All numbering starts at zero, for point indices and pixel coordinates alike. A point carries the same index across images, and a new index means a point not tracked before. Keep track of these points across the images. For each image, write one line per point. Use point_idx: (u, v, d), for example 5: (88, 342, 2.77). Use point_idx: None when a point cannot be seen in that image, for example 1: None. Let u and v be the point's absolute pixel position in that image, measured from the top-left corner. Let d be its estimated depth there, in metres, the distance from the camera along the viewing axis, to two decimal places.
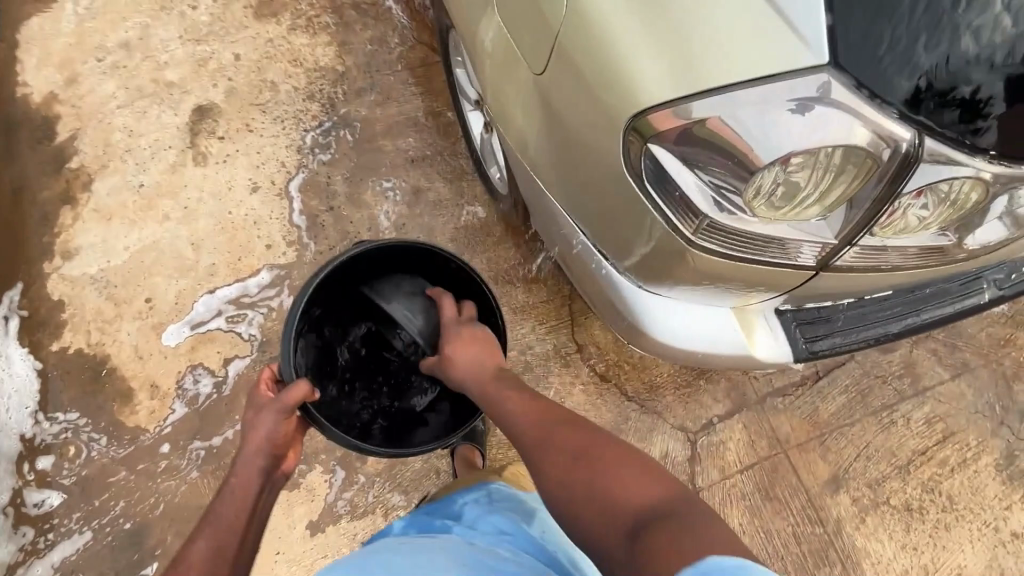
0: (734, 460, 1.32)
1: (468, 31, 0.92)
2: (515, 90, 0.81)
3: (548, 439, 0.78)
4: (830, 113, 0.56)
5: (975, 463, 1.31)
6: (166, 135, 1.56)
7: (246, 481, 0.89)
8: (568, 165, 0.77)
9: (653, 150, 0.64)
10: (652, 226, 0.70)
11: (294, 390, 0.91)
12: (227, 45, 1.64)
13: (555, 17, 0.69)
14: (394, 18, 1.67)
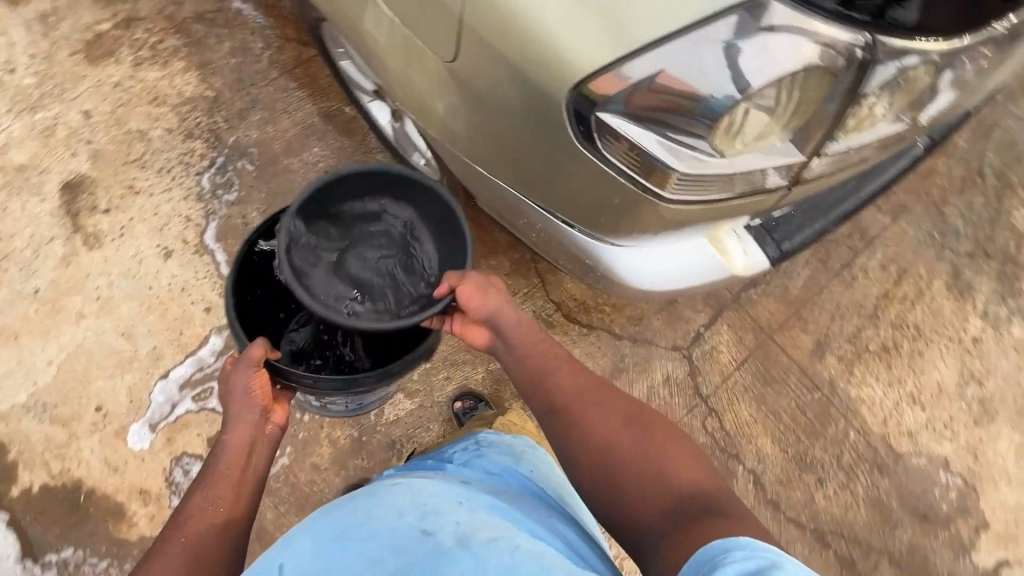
0: (729, 359, 1.38)
1: (353, 24, 0.81)
2: (427, 83, 0.74)
3: (600, 399, 0.79)
4: (777, 37, 0.55)
5: (930, 290, 1.43)
6: (42, 226, 1.37)
7: (239, 440, 0.81)
8: (507, 148, 0.72)
9: (604, 117, 0.60)
10: (620, 192, 0.67)
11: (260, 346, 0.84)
12: (70, 104, 1.43)
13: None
14: (249, 21, 1.50)
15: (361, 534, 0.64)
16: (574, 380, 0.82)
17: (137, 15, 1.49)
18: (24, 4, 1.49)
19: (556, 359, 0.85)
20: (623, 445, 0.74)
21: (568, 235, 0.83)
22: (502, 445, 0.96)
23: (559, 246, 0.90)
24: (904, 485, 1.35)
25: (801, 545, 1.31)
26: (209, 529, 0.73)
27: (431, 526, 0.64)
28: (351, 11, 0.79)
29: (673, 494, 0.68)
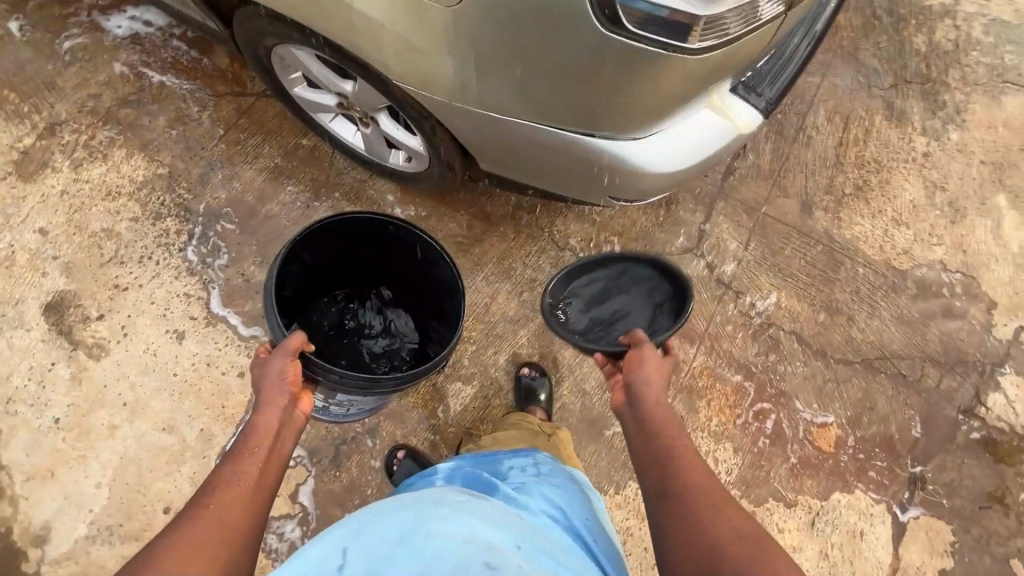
0: (735, 243, 1.47)
1: (333, 16, 0.81)
2: (429, 41, 0.76)
3: (716, 501, 0.71)
4: None
5: (874, 126, 1.59)
6: (37, 354, 1.30)
7: (269, 421, 0.80)
8: (527, 69, 0.75)
9: None
10: (647, 64, 0.70)
11: (296, 335, 0.88)
12: (21, 227, 1.37)
13: None
14: (176, 90, 1.48)
15: (424, 534, 0.67)
16: (695, 476, 0.75)
17: (59, 119, 1.44)
18: None
19: (681, 446, 0.79)
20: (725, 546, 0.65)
21: (583, 155, 0.87)
22: (555, 473, 1.01)
23: (578, 172, 0.92)
24: (918, 296, 1.49)
25: (856, 379, 1.42)
26: (228, 515, 0.67)
27: (494, 561, 0.65)
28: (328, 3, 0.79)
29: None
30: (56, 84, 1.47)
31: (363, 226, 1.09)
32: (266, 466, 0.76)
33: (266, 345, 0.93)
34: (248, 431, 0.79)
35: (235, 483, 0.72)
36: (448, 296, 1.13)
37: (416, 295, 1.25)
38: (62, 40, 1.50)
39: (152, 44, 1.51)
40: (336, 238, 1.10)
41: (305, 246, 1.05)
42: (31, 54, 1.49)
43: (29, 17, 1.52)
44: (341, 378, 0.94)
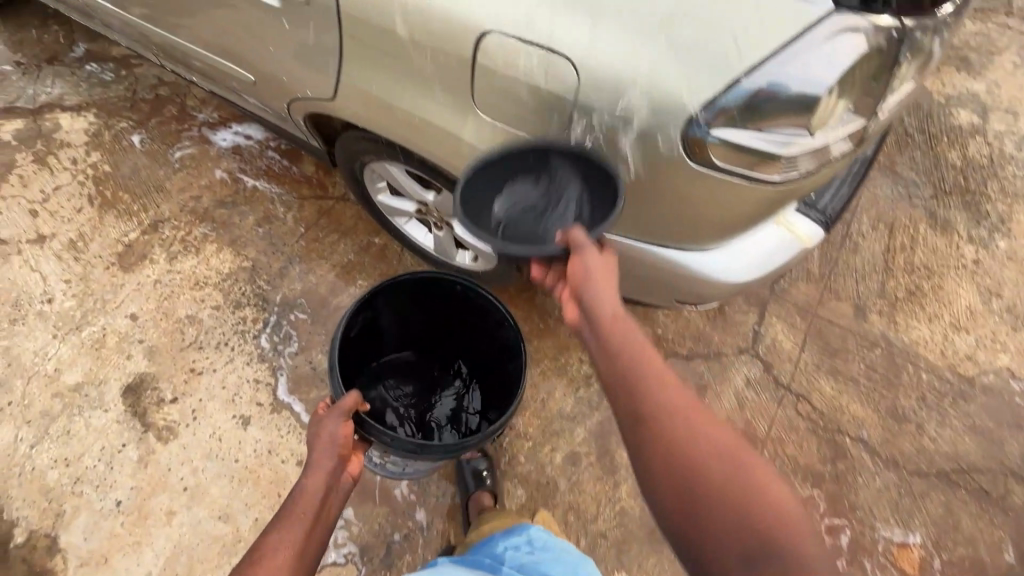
0: (791, 345, 1.48)
1: (429, 137, 0.86)
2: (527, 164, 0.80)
3: (692, 419, 0.66)
4: (847, 41, 0.61)
5: (920, 233, 1.64)
6: (110, 435, 1.35)
7: (317, 484, 0.82)
8: None
9: (717, 133, 0.64)
10: (729, 195, 0.73)
11: (352, 395, 0.92)
12: (114, 312, 1.49)
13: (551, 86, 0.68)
14: (266, 193, 1.66)
15: None
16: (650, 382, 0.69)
17: (162, 217, 1.61)
18: (49, 237, 1.58)
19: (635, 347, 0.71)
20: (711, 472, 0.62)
21: (651, 261, 0.91)
22: (554, 550, 1.00)
23: (650, 279, 0.96)
24: (990, 405, 1.44)
25: (936, 493, 1.34)
26: None
27: None
28: (437, 131, 0.84)
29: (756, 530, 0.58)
30: (164, 187, 1.66)
31: (435, 283, 1.17)
32: (311, 532, 0.78)
33: (323, 401, 0.95)
34: (300, 488, 0.82)
35: (282, 548, 0.74)
36: (508, 353, 1.19)
37: (477, 351, 1.31)
38: (174, 150, 1.73)
39: (250, 153, 1.72)
40: (411, 296, 1.20)
41: (377, 302, 1.15)
42: (146, 161, 1.71)
43: (149, 132, 1.76)
44: (392, 440, 0.98)
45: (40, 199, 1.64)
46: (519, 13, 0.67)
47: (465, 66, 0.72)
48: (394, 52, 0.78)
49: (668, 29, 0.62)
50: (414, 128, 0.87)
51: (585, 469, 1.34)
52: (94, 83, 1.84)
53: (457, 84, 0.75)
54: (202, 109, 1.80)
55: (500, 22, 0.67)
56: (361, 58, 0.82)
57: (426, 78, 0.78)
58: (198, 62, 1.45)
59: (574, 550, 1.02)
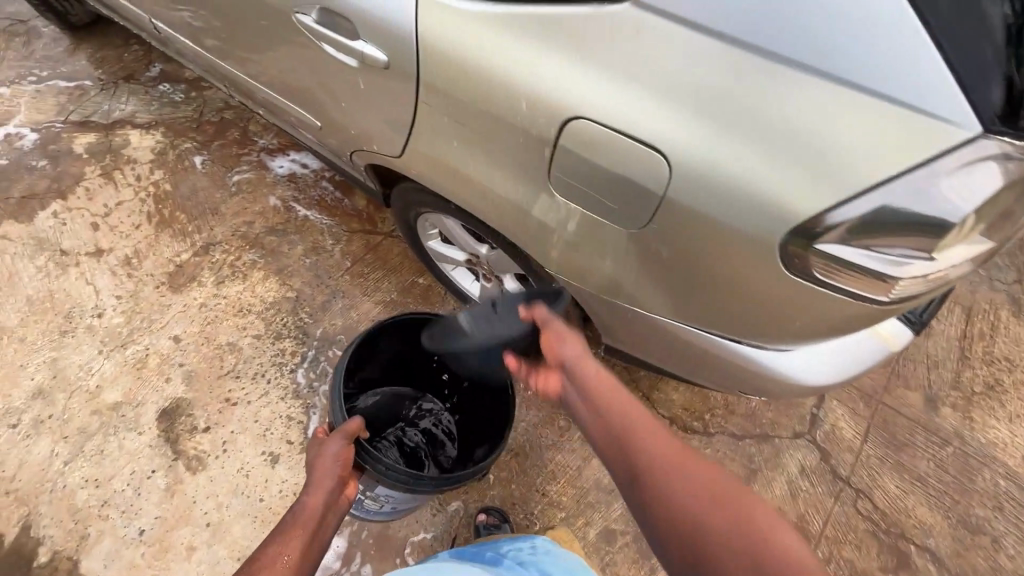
0: (852, 434, 1.37)
1: (495, 206, 0.83)
2: (598, 250, 0.76)
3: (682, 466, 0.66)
4: (987, 167, 0.54)
5: (1002, 322, 1.51)
6: (141, 460, 1.34)
7: (317, 501, 0.87)
8: (686, 288, 0.74)
9: (822, 248, 0.59)
10: (824, 309, 0.66)
11: (353, 420, 0.98)
12: (159, 332, 1.50)
13: (637, 180, 0.64)
14: (316, 224, 1.66)
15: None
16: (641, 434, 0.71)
17: (214, 241, 1.63)
18: (106, 252, 1.62)
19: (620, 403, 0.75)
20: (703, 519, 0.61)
21: (718, 353, 0.85)
22: (556, 554, 1.07)
23: (714, 368, 0.90)
24: None
25: None
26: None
27: None
28: (505, 202, 0.81)
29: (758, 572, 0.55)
30: (219, 210, 1.69)
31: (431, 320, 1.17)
32: (308, 547, 0.81)
33: (323, 428, 1.02)
34: (301, 503, 0.87)
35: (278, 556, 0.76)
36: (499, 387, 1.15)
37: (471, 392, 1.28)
38: (232, 174, 1.76)
39: (304, 182, 1.74)
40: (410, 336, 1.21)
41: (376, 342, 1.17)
42: (205, 183, 1.74)
43: (211, 154, 1.80)
44: (387, 469, 0.99)
45: (102, 213, 1.68)
46: (610, 100, 0.61)
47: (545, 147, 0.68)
48: (468, 123, 0.74)
49: (778, 132, 0.56)
50: (480, 196, 0.84)
51: (619, 549, 1.27)
52: (165, 103, 1.90)
53: (534, 163, 0.71)
54: (263, 134, 1.84)
55: (588, 110, 0.62)
56: (432, 126, 0.80)
57: (498, 151, 0.74)
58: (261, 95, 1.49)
59: (577, 559, 1.09)
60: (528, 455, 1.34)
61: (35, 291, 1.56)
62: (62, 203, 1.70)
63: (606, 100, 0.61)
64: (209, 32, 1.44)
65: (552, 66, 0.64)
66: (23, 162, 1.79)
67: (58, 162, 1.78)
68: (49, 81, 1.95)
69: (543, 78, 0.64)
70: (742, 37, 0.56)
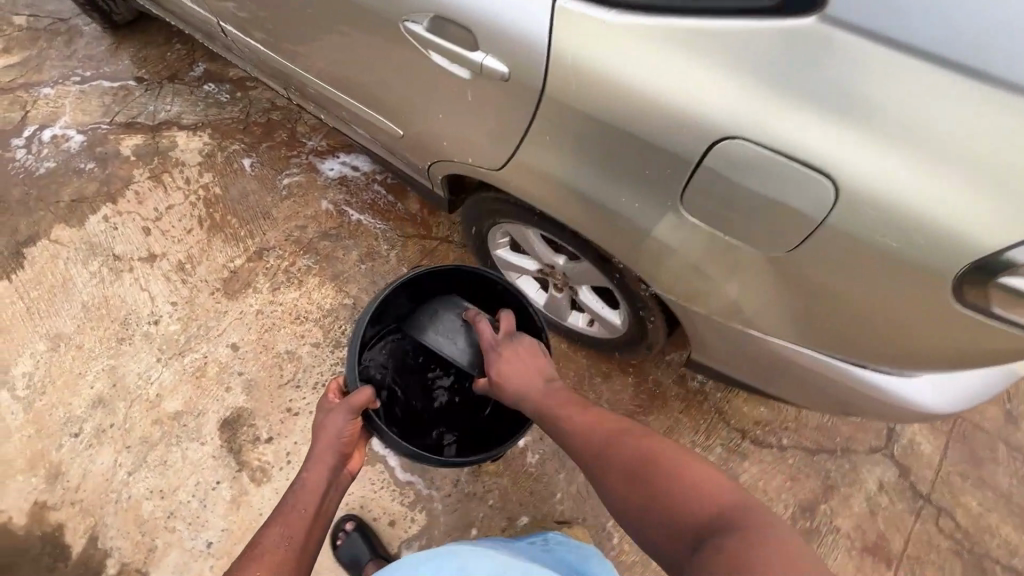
0: (931, 448, 1.32)
1: (602, 222, 0.80)
2: (723, 272, 0.73)
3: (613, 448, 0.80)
4: None
5: None
6: (205, 471, 1.33)
7: (317, 481, 0.91)
8: (818, 315, 0.70)
9: (1007, 282, 0.55)
10: (984, 343, 0.63)
11: (363, 391, 0.94)
12: (217, 340, 1.48)
13: (788, 200, 0.60)
14: (370, 229, 1.63)
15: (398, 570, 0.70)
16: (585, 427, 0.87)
17: (267, 245, 1.61)
18: (159, 257, 1.60)
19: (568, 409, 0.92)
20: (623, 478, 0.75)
21: (835, 378, 0.81)
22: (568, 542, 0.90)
23: (823, 391, 0.87)
24: None
25: None
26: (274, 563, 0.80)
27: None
28: (618, 220, 0.77)
29: (689, 514, 0.66)
30: (270, 214, 1.66)
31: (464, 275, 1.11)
32: (310, 528, 0.87)
33: (334, 390, 1.02)
34: (304, 480, 0.91)
35: (284, 540, 0.84)
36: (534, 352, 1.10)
37: None
38: (282, 176, 1.72)
39: (356, 186, 1.70)
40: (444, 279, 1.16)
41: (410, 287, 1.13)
42: (255, 186, 1.71)
43: (260, 156, 1.76)
44: (393, 443, 0.99)
45: (153, 216, 1.66)
46: (768, 119, 0.58)
47: (681, 167, 0.65)
48: (593, 136, 0.71)
49: (962, 153, 0.53)
50: (586, 211, 0.81)
51: None
52: (211, 103, 1.87)
53: (664, 183, 0.68)
54: (312, 136, 1.80)
55: (740, 123, 0.59)
56: (543, 136, 0.76)
57: (621, 169, 0.71)
58: (313, 90, 1.46)
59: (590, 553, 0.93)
60: None
61: (91, 296, 1.54)
62: (112, 207, 1.68)
63: (761, 113, 0.58)
64: (256, 25, 1.39)
65: (698, 75, 0.60)
66: (71, 164, 1.77)
67: (106, 165, 1.76)
68: (93, 82, 1.93)
69: (689, 89, 0.60)
70: (920, 46, 0.52)
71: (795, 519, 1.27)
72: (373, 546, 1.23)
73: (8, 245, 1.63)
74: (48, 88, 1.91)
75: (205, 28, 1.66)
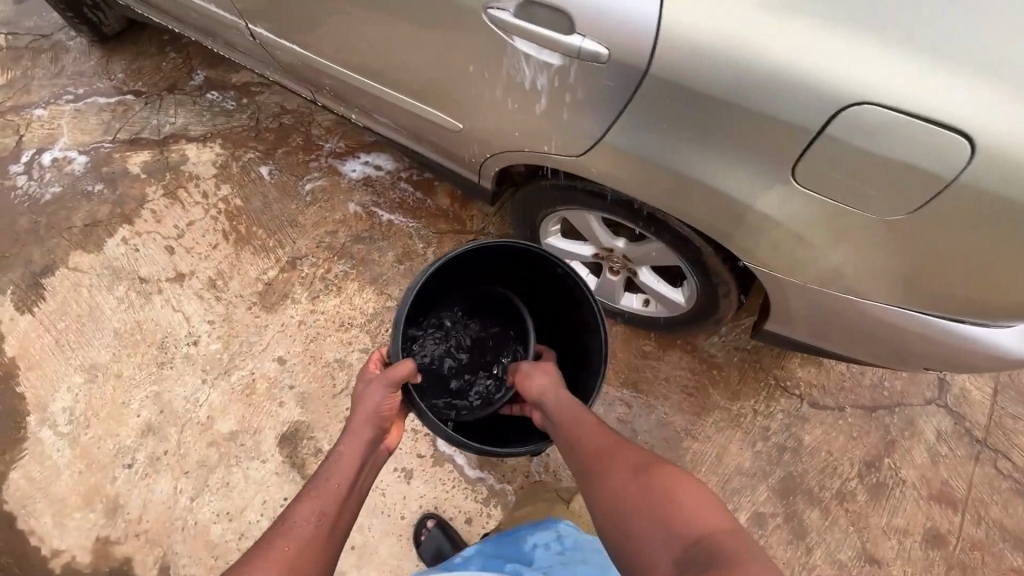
0: (984, 394, 1.35)
1: (682, 191, 0.82)
2: (811, 228, 0.75)
3: (616, 459, 0.76)
4: None
5: None
6: (271, 488, 1.31)
7: (353, 453, 0.87)
8: (909, 263, 0.73)
9: None
10: None
11: (403, 363, 0.92)
12: (262, 355, 1.44)
13: (886, 149, 0.63)
14: (403, 228, 1.59)
15: None
16: (591, 438, 0.82)
17: (299, 254, 1.56)
18: (188, 276, 1.55)
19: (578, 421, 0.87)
20: (631, 495, 0.70)
21: (918, 332, 0.83)
22: (582, 544, 1.03)
23: (902, 348, 0.88)
24: None
25: None
26: (308, 536, 0.75)
27: None
28: (700, 185, 0.80)
29: (687, 535, 0.62)
30: (298, 221, 1.61)
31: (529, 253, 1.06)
32: (344, 502, 0.83)
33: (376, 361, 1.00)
34: (339, 451, 0.88)
35: (318, 513, 0.79)
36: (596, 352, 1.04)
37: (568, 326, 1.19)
38: (304, 182, 1.67)
39: (381, 185, 1.66)
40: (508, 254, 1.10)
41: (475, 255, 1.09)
42: (277, 194, 1.65)
43: (277, 163, 1.71)
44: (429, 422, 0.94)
45: (175, 234, 1.61)
46: (865, 69, 0.61)
47: (773, 125, 0.68)
48: (676, 107, 0.73)
49: None
50: (665, 178, 0.83)
51: (771, 532, 1.27)
52: (217, 112, 1.80)
53: (755, 141, 0.70)
54: (328, 137, 1.74)
55: (837, 76, 0.62)
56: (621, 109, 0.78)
57: (709, 134, 0.73)
58: (332, 80, 1.32)
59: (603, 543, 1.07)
60: (663, 446, 1.33)
61: (122, 323, 1.49)
62: (130, 228, 1.62)
63: (857, 63, 0.61)
64: (257, 15, 1.30)
65: (812, 37, 0.62)
66: (78, 187, 1.69)
67: (116, 185, 1.69)
68: (87, 99, 1.84)
69: (782, 46, 0.63)
70: None
71: (861, 475, 1.29)
72: (456, 542, 1.23)
73: (24, 277, 1.56)
74: (40, 109, 1.82)
75: (202, 23, 1.53)
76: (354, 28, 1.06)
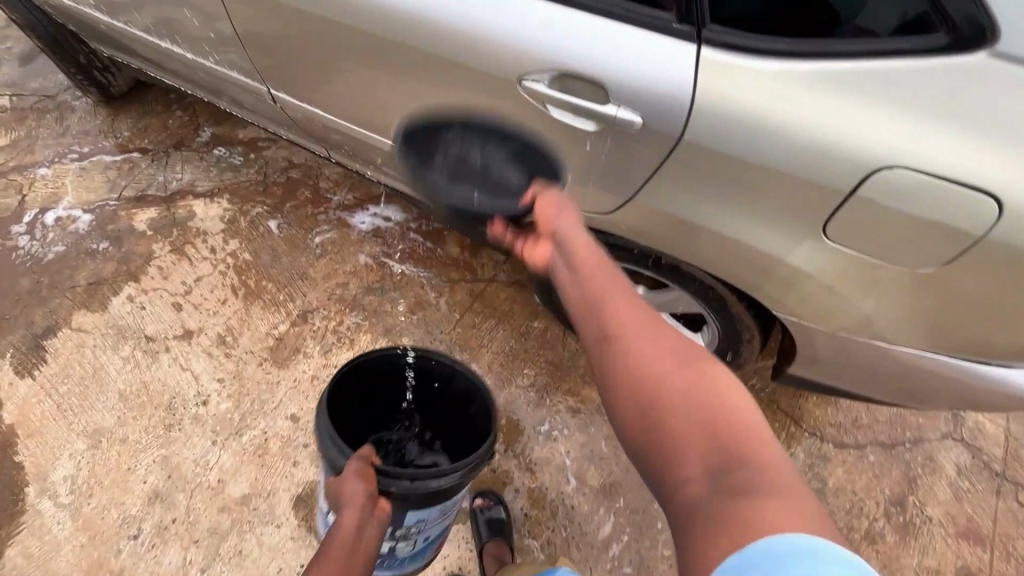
0: (994, 427, 1.38)
1: (704, 243, 0.86)
2: (832, 276, 0.78)
3: (652, 336, 0.59)
4: None
5: None
6: (286, 554, 1.25)
7: (349, 522, 0.78)
8: (929, 306, 0.76)
9: None
10: None
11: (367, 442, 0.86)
12: (275, 413, 1.41)
13: (898, 200, 0.67)
14: (414, 278, 1.60)
15: None
16: (621, 304, 0.63)
17: (310, 307, 1.55)
18: (196, 333, 1.52)
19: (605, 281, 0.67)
20: (674, 380, 0.54)
21: (943, 374, 0.84)
22: None
23: (929, 390, 0.89)
24: None
25: None
26: None
27: None
28: (721, 237, 0.83)
29: (720, 440, 0.49)
30: (308, 274, 1.61)
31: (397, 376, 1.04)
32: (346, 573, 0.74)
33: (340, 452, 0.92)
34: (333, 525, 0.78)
35: None
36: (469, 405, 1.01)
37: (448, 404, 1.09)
38: (314, 235, 1.68)
39: (391, 236, 1.67)
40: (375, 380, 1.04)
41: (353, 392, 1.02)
42: (286, 248, 1.65)
43: (286, 216, 1.72)
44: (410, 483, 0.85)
45: (182, 290, 1.59)
46: (869, 132, 0.66)
47: (787, 181, 0.72)
48: (691, 169, 0.78)
49: None
50: (686, 232, 0.86)
51: None
52: (224, 167, 1.82)
53: (771, 196, 0.75)
54: (337, 190, 1.76)
55: (842, 139, 0.67)
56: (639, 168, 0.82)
57: (725, 189, 0.78)
58: (343, 136, 1.33)
59: None
60: None
61: (128, 384, 1.45)
62: (136, 285, 1.60)
63: (861, 127, 0.66)
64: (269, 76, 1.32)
65: (812, 102, 0.67)
66: (82, 246, 1.67)
67: (121, 243, 1.67)
68: (92, 157, 1.85)
69: (789, 112, 0.68)
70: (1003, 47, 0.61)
71: (888, 513, 1.29)
72: None
73: (24, 339, 1.52)
74: (44, 168, 1.82)
75: (211, 82, 1.54)
76: (376, 94, 1.09)
